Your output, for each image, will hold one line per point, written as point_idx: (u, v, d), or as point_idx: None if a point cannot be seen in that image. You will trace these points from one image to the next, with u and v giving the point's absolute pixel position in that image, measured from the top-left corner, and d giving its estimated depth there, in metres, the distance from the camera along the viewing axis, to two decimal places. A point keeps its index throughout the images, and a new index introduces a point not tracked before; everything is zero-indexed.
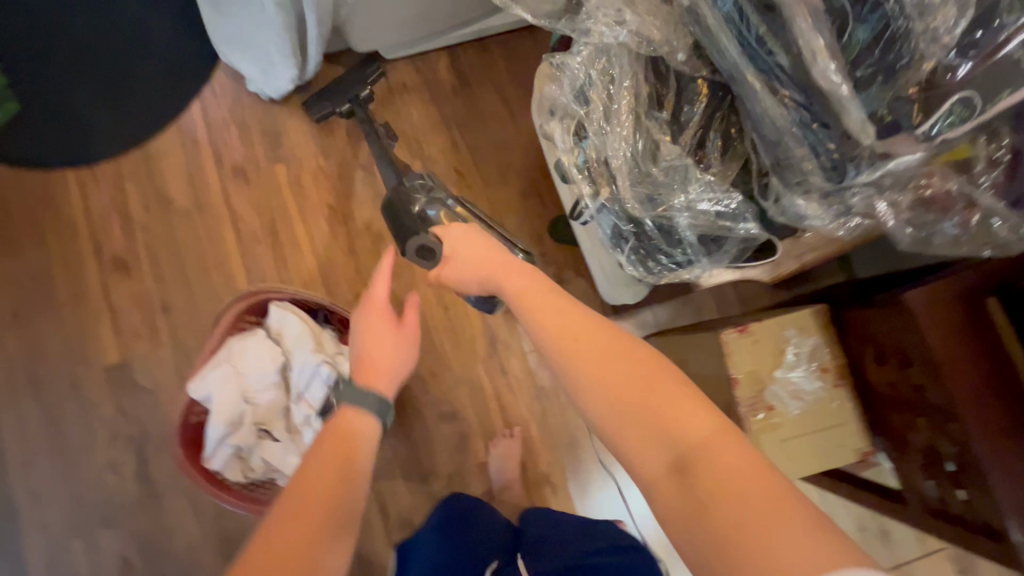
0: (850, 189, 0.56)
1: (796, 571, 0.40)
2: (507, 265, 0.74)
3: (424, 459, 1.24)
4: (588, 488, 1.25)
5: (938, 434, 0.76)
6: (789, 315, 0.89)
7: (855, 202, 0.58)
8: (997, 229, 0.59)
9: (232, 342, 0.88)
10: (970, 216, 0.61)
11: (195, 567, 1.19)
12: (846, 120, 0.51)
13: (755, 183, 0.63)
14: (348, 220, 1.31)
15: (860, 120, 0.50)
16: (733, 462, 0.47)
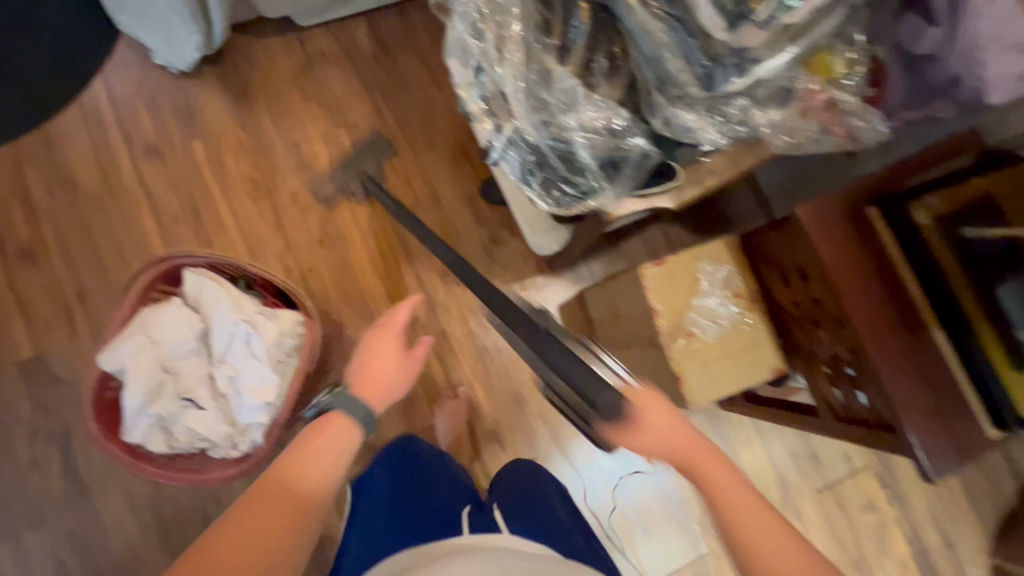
0: (722, 96, 0.62)
1: None
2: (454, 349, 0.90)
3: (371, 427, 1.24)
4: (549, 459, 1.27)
5: (836, 340, 0.82)
6: (702, 247, 0.93)
7: (732, 112, 0.64)
8: (857, 130, 0.67)
9: (145, 311, 0.85)
10: (835, 122, 0.66)
11: (134, 560, 1.14)
12: (700, 18, 0.55)
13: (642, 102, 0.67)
14: (273, 194, 1.27)
15: (710, 15, 0.54)
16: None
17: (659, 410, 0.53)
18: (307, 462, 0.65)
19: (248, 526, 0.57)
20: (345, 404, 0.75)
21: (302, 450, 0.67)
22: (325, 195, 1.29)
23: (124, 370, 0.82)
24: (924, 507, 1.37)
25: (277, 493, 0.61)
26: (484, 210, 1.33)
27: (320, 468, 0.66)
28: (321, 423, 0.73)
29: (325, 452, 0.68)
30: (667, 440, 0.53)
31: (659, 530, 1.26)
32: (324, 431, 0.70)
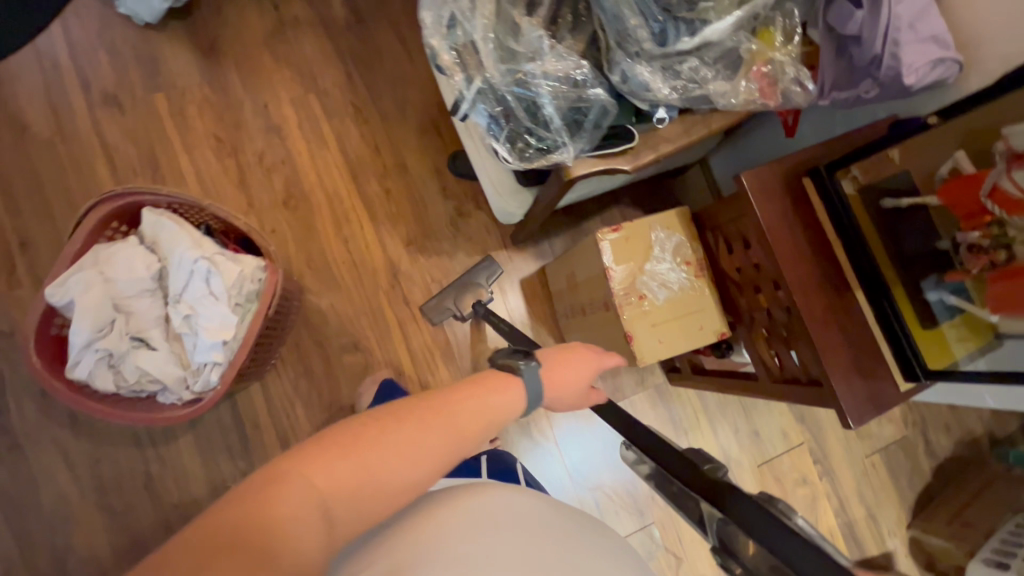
0: (675, 50, 0.69)
1: None
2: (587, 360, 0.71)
3: (328, 391, 1.23)
4: (513, 443, 1.31)
5: (774, 302, 0.89)
6: (656, 216, 0.99)
7: (685, 69, 0.70)
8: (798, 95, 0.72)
9: (100, 248, 0.83)
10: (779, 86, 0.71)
11: (65, 518, 1.09)
12: None
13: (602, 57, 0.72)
14: (238, 152, 1.26)
15: None
16: None
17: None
18: (469, 406, 0.53)
19: (404, 433, 0.46)
20: (528, 377, 0.61)
21: (468, 391, 0.55)
22: (292, 158, 1.28)
23: (72, 304, 0.80)
24: (849, 482, 1.48)
25: (434, 418, 0.49)
26: (451, 184, 1.35)
27: (493, 410, 0.56)
28: (503, 383, 0.60)
29: (488, 414, 0.55)
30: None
31: (609, 500, 1.32)
32: (496, 392, 0.57)
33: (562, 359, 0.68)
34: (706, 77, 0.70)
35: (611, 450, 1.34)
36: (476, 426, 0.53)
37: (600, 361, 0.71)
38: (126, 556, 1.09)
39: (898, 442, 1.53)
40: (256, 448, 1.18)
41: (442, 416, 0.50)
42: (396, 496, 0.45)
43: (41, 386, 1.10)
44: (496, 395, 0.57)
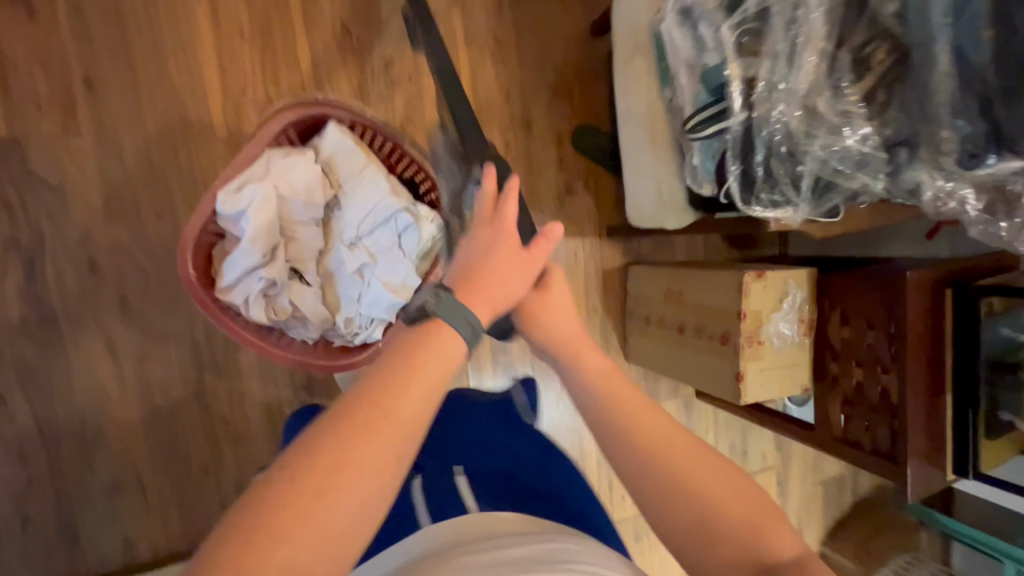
0: (965, 178, 0.64)
1: (709, 483, 0.58)
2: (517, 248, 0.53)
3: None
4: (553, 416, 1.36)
5: (871, 380, 1.00)
6: (792, 271, 1.04)
7: (959, 194, 0.66)
8: None
9: (274, 155, 0.71)
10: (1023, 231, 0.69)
11: (97, 411, 0.96)
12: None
13: (887, 149, 0.68)
14: (364, 49, 1.08)
15: None
16: (688, 460, 0.59)
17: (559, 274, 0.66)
18: (365, 448, 0.39)
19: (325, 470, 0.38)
20: (444, 313, 0.46)
21: (353, 418, 0.40)
22: (420, 75, 1.11)
23: (240, 216, 0.68)
24: (796, 504, 1.74)
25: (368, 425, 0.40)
26: (568, 155, 1.29)
27: (410, 419, 0.41)
28: (418, 360, 0.43)
29: (395, 431, 0.40)
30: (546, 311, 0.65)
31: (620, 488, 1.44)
32: (437, 344, 0.44)
33: (485, 271, 0.50)
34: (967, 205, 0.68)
35: None
36: (383, 467, 0.39)
37: (506, 221, 0.52)
38: (163, 460, 1.01)
39: (837, 477, 1.82)
40: (320, 382, 1.09)
41: (318, 504, 0.37)
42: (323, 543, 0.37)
43: (92, 260, 0.94)
44: (405, 395, 0.41)
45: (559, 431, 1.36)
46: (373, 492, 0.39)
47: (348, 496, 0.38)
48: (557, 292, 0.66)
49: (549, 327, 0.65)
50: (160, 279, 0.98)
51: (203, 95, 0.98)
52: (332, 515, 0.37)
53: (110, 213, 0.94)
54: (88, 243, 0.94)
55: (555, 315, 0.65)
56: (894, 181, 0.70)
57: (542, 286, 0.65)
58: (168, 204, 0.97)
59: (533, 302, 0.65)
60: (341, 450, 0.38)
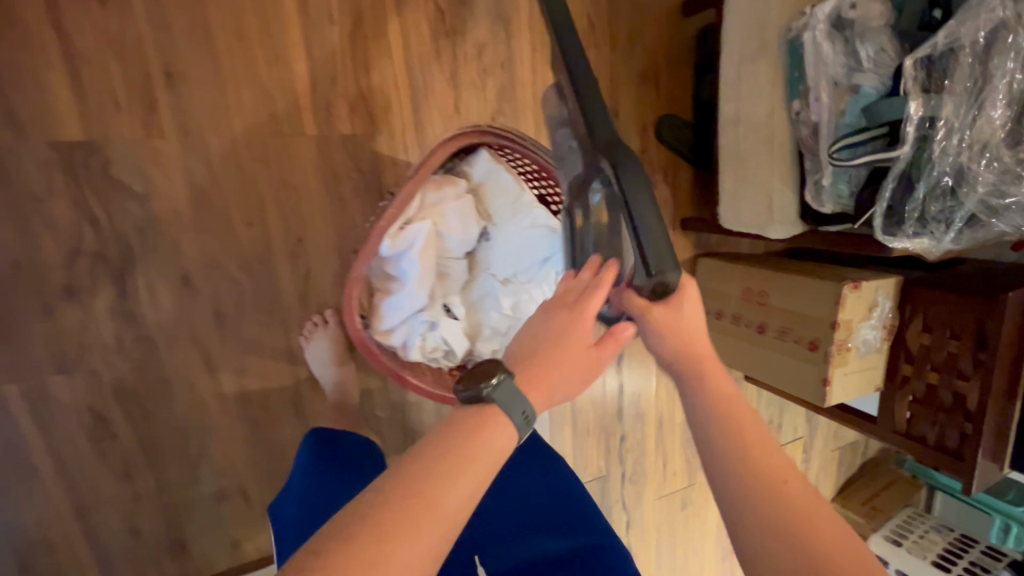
0: None
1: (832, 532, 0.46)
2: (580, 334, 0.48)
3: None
4: (620, 405, 1.39)
5: (947, 386, 1.06)
6: (884, 280, 1.07)
7: None
8: None
9: (429, 190, 0.66)
10: None
11: (197, 427, 0.94)
12: None
13: None
14: (457, 34, 0.98)
15: None
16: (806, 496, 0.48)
17: (693, 294, 0.55)
18: (408, 534, 0.37)
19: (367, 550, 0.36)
20: (504, 400, 0.43)
21: (405, 499, 0.38)
22: (514, 64, 1.04)
23: (401, 257, 0.64)
24: (815, 469, 1.89)
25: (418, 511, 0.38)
26: (650, 147, 1.24)
27: (454, 511, 0.39)
28: (471, 443, 0.42)
29: (439, 520, 0.38)
30: (681, 333, 0.54)
31: (672, 466, 1.52)
32: (488, 431, 0.42)
33: (551, 359, 0.47)
34: None
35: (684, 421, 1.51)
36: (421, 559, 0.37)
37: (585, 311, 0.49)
38: (264, 470, 1.00)
39: (852, 443, 1.97)
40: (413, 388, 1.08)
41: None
42: None
43: (185, 273, 0.88)
44: (456, 483, 0.39)
45: (624, 419, 1.40)
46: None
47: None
48: (692, 311, 0.55)
49: (683, 351, 0.54)
50: (255, 291, 0.93)
51: (292, 89, 0.89)
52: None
53: (200, 223, 0.88)
54: (180, 255, 0.87)
55: (689, 335, 0.54)
56: None
57: (673, 303, 0.54)
58: (260, 211, 0.90)
59: (663, 321, 0.54)
60: (389, 533, 0.37)
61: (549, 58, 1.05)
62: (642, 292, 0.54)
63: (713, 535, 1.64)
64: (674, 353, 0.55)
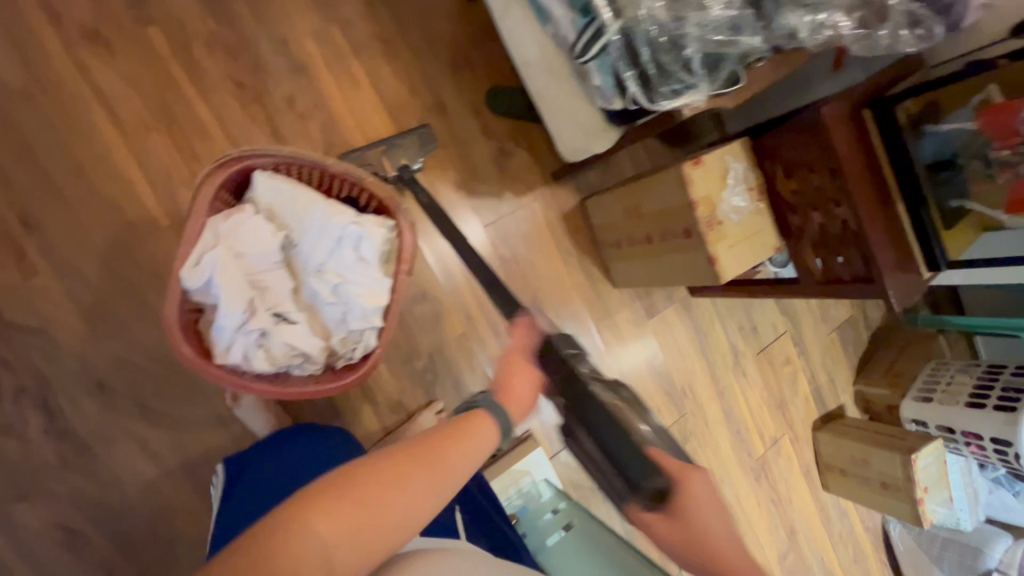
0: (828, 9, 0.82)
1: None
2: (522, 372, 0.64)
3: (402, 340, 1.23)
4: None
5: (830, 217, 1.06)
6: (726, 146, 1.10)
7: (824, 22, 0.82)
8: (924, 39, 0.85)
9: (216, 221, 0.75)
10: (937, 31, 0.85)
11: (159, 509, 1.02)
12: None
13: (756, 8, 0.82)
14: (263, 97, 1.11)
15: None
16: None
17: (704, 498, 0.52)
18: (433, 467, 0.50)
19: (396, 479, 0.48)
20: (493, 412, 0.58)
21: (428, 450, 0.51)
22: (326, 102, 1.16)
23: (209, 284, 0.74)
24: (818, 356, 1.81)
25: (427, 465, 0.50)
26: (490, 121, 1.31)
27: (456, 466, 0.52)
28: (471, 422, 0.56)
29: (447, 475, 0.51)
30: (697, 537, 0.51)
31: (650, 400, 1.53)
32: (480, 422, 0.56)
33: (510, 381, 0.62)
34: (838, 24, 0.83)
35: (650, 355, 1.53)
36: (435, 486, 0.50)
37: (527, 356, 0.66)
38: None
39: (848, 320, 1.87)
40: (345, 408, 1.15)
41: (397, 486, 0.48)
42: (384, 525, 0.47)
43: (98, 378, 0.99)
44: (463, 447, 0.53)
45: None
46: (426, 503, 0.49)
47: (407, 498, 0.48)
48: (712, 517, 0.52)
49: (711, 561, 0.51)
50: (166, 375, 1.02)
51: (133, 195, 1.02)
52: (394, 500, 0.48)
53: (95, 333, 0.99)
54: (87, 366, 0.99)
55: (705, 536, 0.51)
56: (770, 33, 0.83)
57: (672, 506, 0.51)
58: (144, 305, 1.01)
59: (679, 538, 0.51)
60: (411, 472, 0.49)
61: (355, 85, 1.17)
62: (637, 500, 0.52)
63: (726, 452, 1.64)
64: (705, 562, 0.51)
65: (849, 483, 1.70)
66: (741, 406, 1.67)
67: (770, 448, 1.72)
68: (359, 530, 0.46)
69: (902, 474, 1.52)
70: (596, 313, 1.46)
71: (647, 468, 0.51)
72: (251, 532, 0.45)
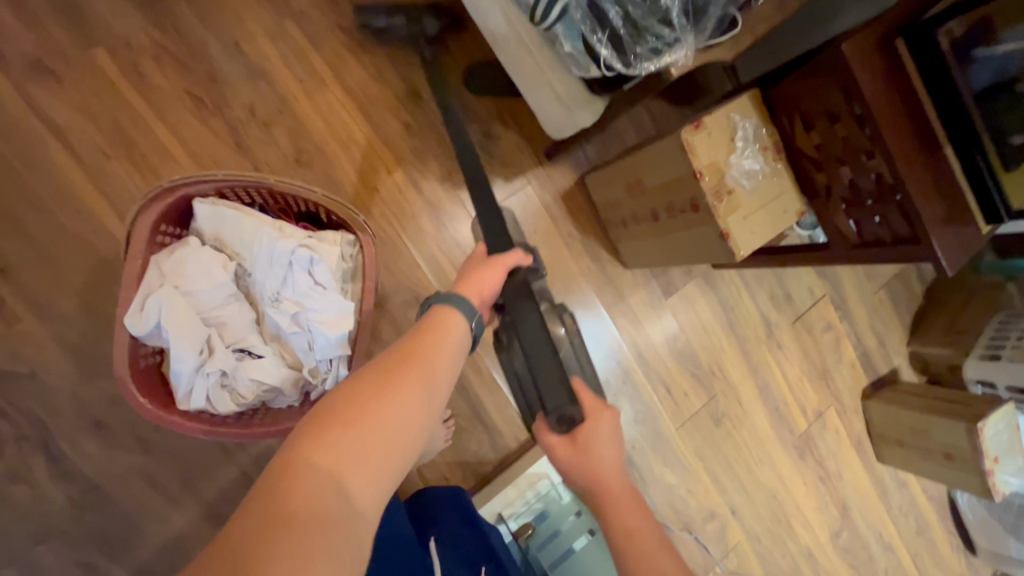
0: None
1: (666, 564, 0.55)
2: (487, 269, 0.66)
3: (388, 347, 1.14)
4: None
5: (860, 172, 0.91)
6: (729, 104, 0.97)
7: None
8: None
9: (161, 258, 0.71)
10: None
11: (172, 540, 1.02)
12: None
13: None
14: (222, 108, 1.04)
15: None
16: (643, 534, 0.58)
17: (603, 433, 0.64)
18: (409, 379, 0.50)
19: (388, 377, 0.49)
20: (459, 302, 0.60)
21: (408, 350, 0.53)
22: (289, 104, 1.08)
23: (159, 328, 0.69)
24: (864, 318, 1.64)
25: (414, 360, 0.51)
26: (470, 103, 1.20)
27: (439, 356, 0.54)
28: (440, 318, 0.58)
29: (434, 365, 0.52)
30: (581, 452, 0.63)
31: (675, 383, 1.43)
32: (449, 317, 0.58)
33: (478, 276, 0.65)
34: None
35: (670, 337, 1.42)
36: (427, 378, 0.51)
37: (505, 259, 0.68)
38: None
39: (897, 275, 1.68)
40: None
41: (380, 404, 0.47)
42: (393, 421, 0.46)
43: (94, 418, 0.98)
44: (441, 340, 0.55)
45: None
46: (424, 395, 0.50)
47: (405, 391, 0.49)
48: (603, 450, 0.63)
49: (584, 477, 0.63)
50: None
51: (102, 229, 0.99)
52: (381, 419, 0.46)
53: (84, 373, 0.98)
54: (81, 407, 0.98)
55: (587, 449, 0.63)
56: None
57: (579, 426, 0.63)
58: None
59: (572, 458, 0.64)
60: (398, 368, 0.50)
61: (318, 84, 1.09)
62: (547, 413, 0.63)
63: (764, 431, 1.53)
64: (584, 484, 0.63)
65: (907, 455, 1.54)
66: (778, 380, 1.54)
67: (815, 423, 1.59)
68: (357, 454, 0.44)
69: (967, 444, 1.36)
70: (606, 298, 1.36)
71: (566, 398, 0.62)
72: (252, 488, 0.42)
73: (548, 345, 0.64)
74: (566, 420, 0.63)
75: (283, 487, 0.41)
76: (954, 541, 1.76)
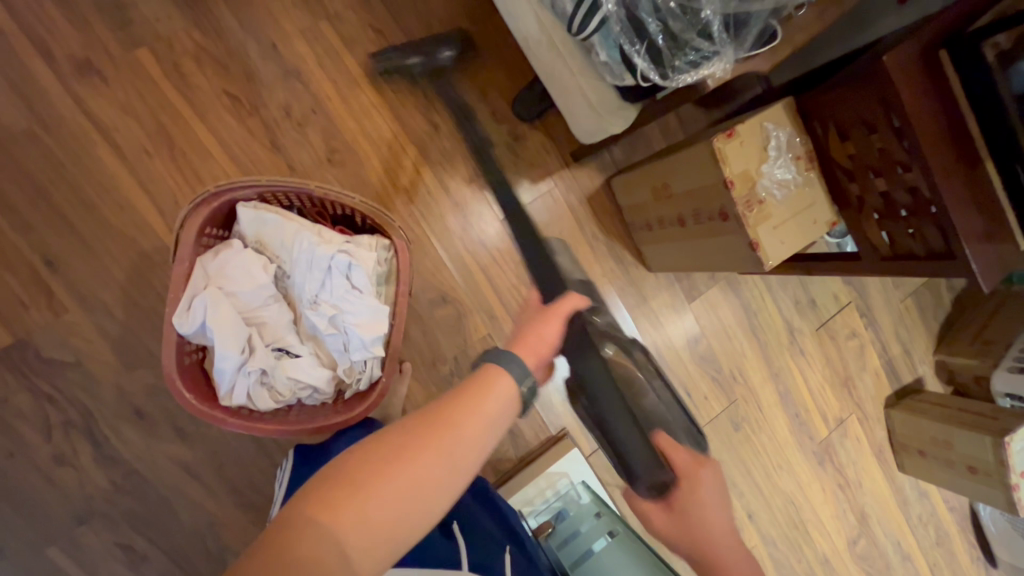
0: None
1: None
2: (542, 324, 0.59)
3: (414, 344, 1.17)
4: None
5: (896, 185, 0.89)
6: (763, 111, 0.97)
7: None
8: None
9: (205, 260, 0.74)
10: None
11: (206, 524, 1.07)
12: None
13: None
14: (258, 108, 1.07)
15: None
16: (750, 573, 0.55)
17: (708, 490, 0.58)
18: (429, 444, 0.48)
19: (409, 442, 0.48)
20: (509, 364, 0.53)
21: (439, 412, 0.50)
22: (322, 104, 1.10)
23: (204, 327, 0.72)
24: (889, 326, 1.62)
25: (443, 427, 0.49)
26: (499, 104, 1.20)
27: (473, 423, 0.50)
28: (486, 379, 0.52)
29: (465, 435, 0.49)
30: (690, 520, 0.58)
31: (695, 386, 1.43)
32: (496, 381, 0.52)
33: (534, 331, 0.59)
34: None
35: (692, 340, 1.42)
36: (452, 449, 0.48)
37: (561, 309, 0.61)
38: None
39: (926, 283, 1.65)
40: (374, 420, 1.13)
41: (393, 471, 0.46)
42: (402, 491, 0.46)
43: (135, 406, 1.03)
44: (481, 405, 0.51)
45: None
46: (442, 468, 0.48)
47: (424, 462, 0.47)
48: (711, 513, 0.57)
49: (695, 544, 0.56)
50: None
51: (143, 224, 1.02)
52: (388, 490, 0.45)
53: (125, 363, 1.02)
54: (122, 396, 1.02)
55: (695, 515, 0.57)
56: None
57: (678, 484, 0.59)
58: None
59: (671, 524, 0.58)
60: (422, 435, 0.48)
61: (350, 85, 1.11)
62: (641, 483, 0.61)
63: (784, 437, 1.52)
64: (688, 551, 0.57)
65: (929, 465, 1.53)
66: (800, 386, 1.53)
67: (835, 430, 1.58)
68: (359, 524, 0.44)
69: (993, 458, 1.34)
70: (629, 300, 1.36)
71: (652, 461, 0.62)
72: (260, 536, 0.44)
73: (619, 401, 0.67)
74: (658, 485, 0.61)
75: (281, 542, 0.43)
76: (973, 552, 1.74)
